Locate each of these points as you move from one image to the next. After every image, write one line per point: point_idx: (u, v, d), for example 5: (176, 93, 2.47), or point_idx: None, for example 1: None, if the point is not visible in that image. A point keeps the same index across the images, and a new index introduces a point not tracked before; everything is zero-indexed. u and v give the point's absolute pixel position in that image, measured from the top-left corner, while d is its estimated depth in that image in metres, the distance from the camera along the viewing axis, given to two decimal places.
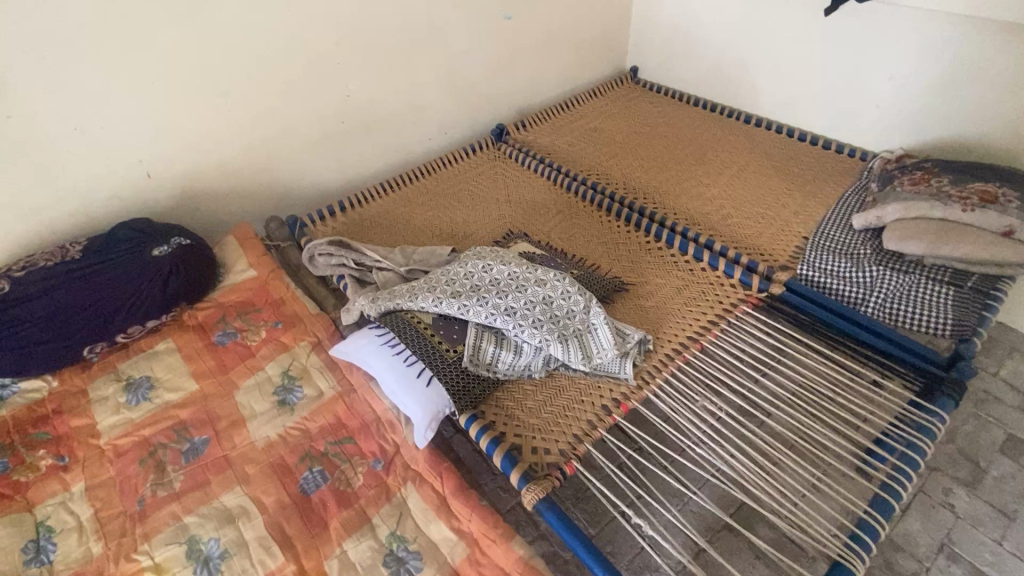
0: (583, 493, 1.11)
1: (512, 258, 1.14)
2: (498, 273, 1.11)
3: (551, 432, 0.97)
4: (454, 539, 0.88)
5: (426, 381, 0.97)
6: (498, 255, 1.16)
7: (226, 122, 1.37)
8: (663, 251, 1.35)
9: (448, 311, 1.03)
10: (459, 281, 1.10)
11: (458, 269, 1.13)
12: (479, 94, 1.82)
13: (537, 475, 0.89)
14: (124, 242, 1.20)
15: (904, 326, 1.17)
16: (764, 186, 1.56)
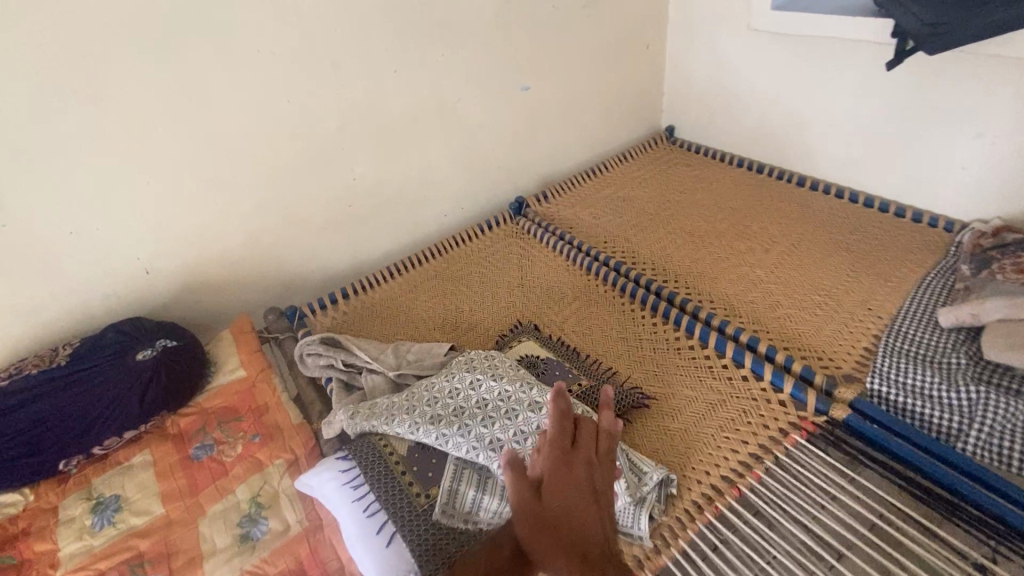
0: None
1: (504, 372, 0.97)
2: (487, 392, 0.95)
3: None
4: None
5: (387, 539, 0.82)
6: (491, 365, 1.01)
7: (227, 214, 1.34)
8: (696, 351, 1.15)
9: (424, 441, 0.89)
10: (442, 401, 0.95)
11: (443, 385, 0.98)
12: (497, 167, 1.72)
13: None
14: (110, 346, 1.16)
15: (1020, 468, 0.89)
16: (821, 266, 1.32)
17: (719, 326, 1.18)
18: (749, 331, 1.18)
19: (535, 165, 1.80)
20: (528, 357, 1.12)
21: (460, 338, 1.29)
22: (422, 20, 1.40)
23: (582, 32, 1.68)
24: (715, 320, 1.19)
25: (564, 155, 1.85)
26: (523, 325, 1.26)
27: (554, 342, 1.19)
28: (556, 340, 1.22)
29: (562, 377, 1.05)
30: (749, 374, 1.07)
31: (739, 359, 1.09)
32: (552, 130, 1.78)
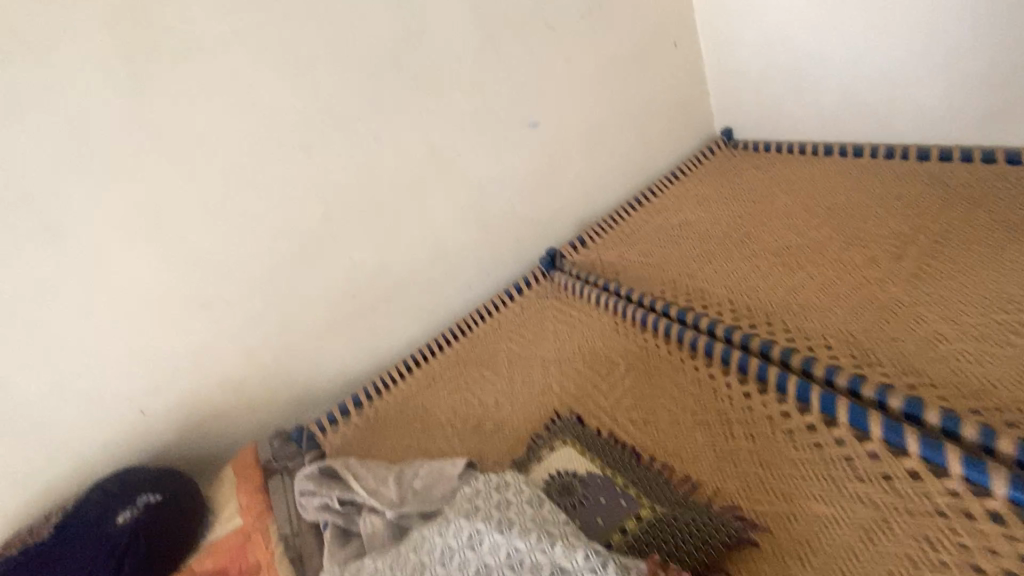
0: None
1: (515, 519, 0.68)
2: (492, 554, 0.65)
3: None
4: None
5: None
6: (501, 503, 0.71)
7: (219, 335, 1.20)
8: (821, 435, 0.75)
9: None
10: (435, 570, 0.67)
11: (436, 541, 0.69)
12: (520, 220, 1.46)
13: None
14: (91, 511, 1.00)
15: None
16: (996, 269, 0.87)
17: (850, 387, 0.77)
18: (900, 388, 0.77)
19: (565, 208, 1.52)
20: (562, 475, 0.80)
21: (484, 447, 1.00)
22: (399, 77, 1.21)
23: (593, 46, 1.42)
24: (841, 377, 0.79)
25: (599, 190, 1.56)
26: (561, 420, 0.94)
27: (602, 442, 0.86)
28: (607, 438, 0.88)
29: (609, 511, 0.73)
30: (923, 470, 0.66)
31: (898, 444, 0.69)
32: (578, 165, 1.50)
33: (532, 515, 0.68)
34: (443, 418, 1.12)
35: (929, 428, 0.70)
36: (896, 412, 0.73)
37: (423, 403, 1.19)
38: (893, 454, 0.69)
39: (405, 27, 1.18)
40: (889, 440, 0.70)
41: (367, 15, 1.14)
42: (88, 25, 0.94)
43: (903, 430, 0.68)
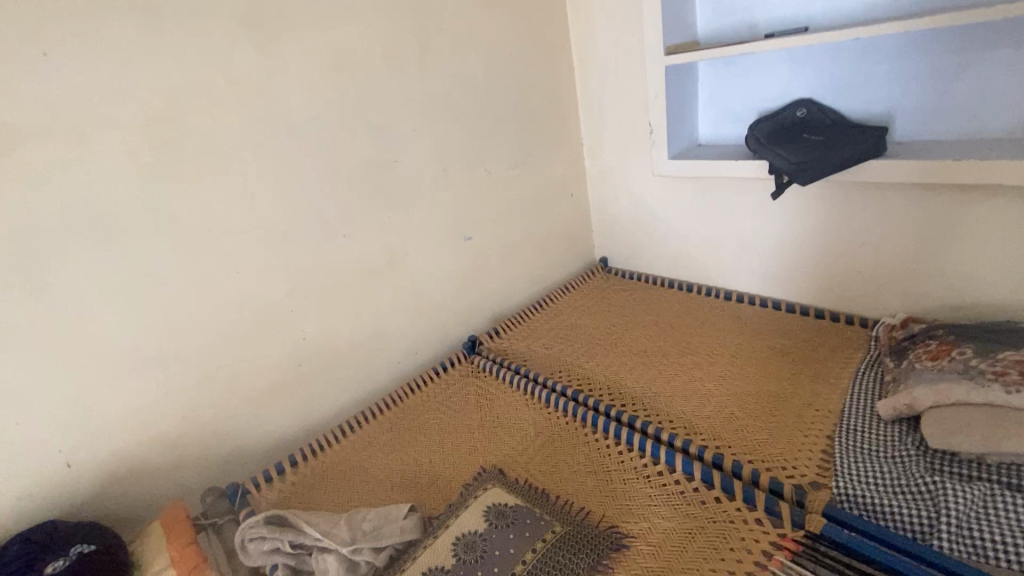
0: None
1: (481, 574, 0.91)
2: None
3: None
4: None
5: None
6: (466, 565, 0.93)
7: (166, 392, 1.26)
8: (667, 477, 1.12)
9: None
10: None
11: None
12: (447, 311, 1.77)
13: None
14: (11, 563, 0.98)
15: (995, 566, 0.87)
16: (763, 373, 1.39)
17: (684, 446, 1.18)
18: (712, 447, 1.18)
19: (483, 304, 1.87)
20: (494, 506, 1.04)
21: (421, 495, 1.21)
22: (370, 189, 1.50)
23: (516, 186, 1.87)
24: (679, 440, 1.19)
25: (509, 292, 1.95)
26: (487, 472, 1.21)
27: (521, 486, 1.14)
28: (523, 484, 1.16)
29: (533, 526, 0.99)
30: (723, 496, 1.05)
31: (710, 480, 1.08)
32: (496, 272, 1.88)
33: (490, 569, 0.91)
34: (378, 474, 1.31)
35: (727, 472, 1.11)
36: (709, 462, 1.14)
37: (359, 462, 1.36)
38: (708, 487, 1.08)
39: (382, 154, 1.50)
40: (705, 478, 1.09)
41: (355, 142, 1.44)
42: (132, 116, 1.10)
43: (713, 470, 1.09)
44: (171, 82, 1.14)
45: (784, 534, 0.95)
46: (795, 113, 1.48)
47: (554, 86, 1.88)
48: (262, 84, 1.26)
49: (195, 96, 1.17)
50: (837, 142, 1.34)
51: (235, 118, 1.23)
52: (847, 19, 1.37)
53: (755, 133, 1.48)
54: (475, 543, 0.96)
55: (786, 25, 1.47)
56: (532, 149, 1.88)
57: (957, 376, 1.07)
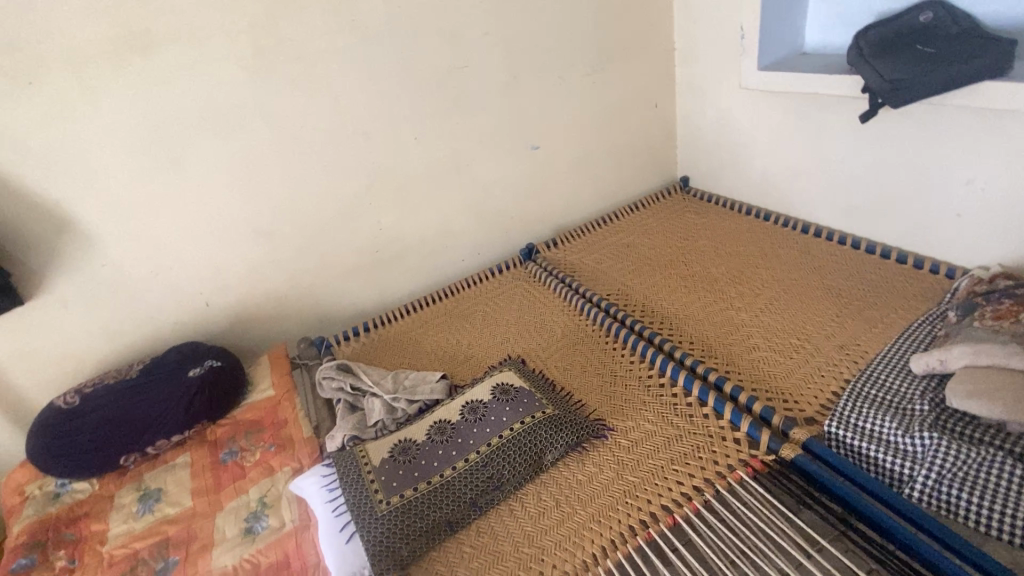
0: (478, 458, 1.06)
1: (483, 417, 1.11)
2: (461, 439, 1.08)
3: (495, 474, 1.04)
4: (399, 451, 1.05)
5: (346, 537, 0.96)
6: (477, 412, 1.14)
7: (272, 260, 1.58)
8: (669, 389, 1.20)
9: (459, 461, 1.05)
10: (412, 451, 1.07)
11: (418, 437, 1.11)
12: (512, 217, 1.88)
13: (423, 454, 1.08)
14: (169, 364, 1.40)
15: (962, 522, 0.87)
16: (807, 311, 1.34)
17: (691, 365, 1.23)
18: (720, 372, 1.22)
19: (547, 214, 1.94)
20: (501, 385, 1.21)
21: (455, 371, 1.43)
22: (441, 94, 1.60)
23: (593, 96, 1.83)
24: (688, 359, 1.25)
25: (576, 205, 1.99)
26: (510, 359, 1.38)
27: (534, 375, 1.29)
28: (538, 374, 1.32)
29: (527, 405, 1.14)
30: (711, 412, 1.10)
31: (703, 397, 1.13)
32: (563, 183, 1.92)
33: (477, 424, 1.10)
34: (426, 348, 1.55)
35: (724, 394, 1.16)
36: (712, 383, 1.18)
37: (414, 336, 1.62)
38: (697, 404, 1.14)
39: (454, 60, 1.57)
40: (699, 395, 1.15)
41: (427, 47, 1.52)
42: (239, 23, 1.30)
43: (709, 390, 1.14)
44: None
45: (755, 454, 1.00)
46: (916, 18, 1.24)
47: None
48: None
49: (288, 4, 1.33)
50: (953, 57, 1.12)
51: (322, 24, 1.38)
52: None
53: (857, 43, 1.27)
54: (478, 408, 1.15)
55: None
56: (613, 55, 1.80)
57: (1009, 339, 0.96)
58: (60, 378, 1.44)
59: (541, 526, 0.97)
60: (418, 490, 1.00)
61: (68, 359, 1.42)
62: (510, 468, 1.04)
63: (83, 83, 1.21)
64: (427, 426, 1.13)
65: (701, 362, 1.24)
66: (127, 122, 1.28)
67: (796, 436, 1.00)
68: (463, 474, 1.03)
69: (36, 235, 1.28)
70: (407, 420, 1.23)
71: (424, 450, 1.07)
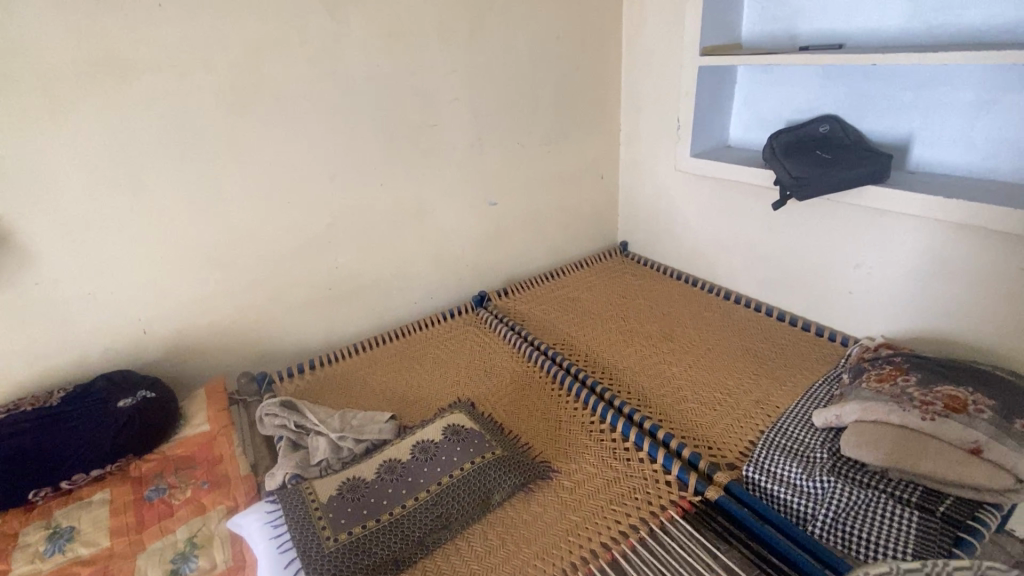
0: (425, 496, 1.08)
1: (434, 456, 1.15)
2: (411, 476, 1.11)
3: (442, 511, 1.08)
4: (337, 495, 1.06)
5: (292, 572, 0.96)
6: (427, 450, 1.17)
7: (222, 290, 1.56)
8: (608, 434, 1.29)
9: (406, 499, 1.07)
10: (361, 488, 1.08)
11: (368, 474, 1.12)
12: (466, 265, 1.97)
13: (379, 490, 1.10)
14: (97, 393, 1.32)
15: (855, 557, 1.00)
16: (728, 369, 1.50)
17: (628, 413, 1.33)
18: (654, 420, 1.33)
19: (498, 265, 2.05)
20: (452, 426, 1.25)
21: (404, 411, 1.45)
22: (410, 146, 1.70)
23: (548, 162, 2.01)
24: (626, 407, 1.35)
25: (526, 259, 2.11)
26: (460, 401, 1.42)
27: (483, 417, 1.34)
28: (487, 417, 1.37)
29: (477, 445, 1.19)
30: (646, 457, 1.20)
31: (639, 443, 1.23)
32: (516, 238, 2.05)
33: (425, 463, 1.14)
34: (375, 387, 1.56)
35: (657, 440, 1.26)
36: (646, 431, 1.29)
37: (363, 375, 1.62)
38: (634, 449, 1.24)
39: (424, 118, 1.69)
40: (635, 441, 1.24)
41: (401, 104, 1.64)
42: (222, 62, 1.36)
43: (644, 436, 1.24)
44: (255, 36, 1.38)
45: (684, 496, 1.10)
46: (815, 129, 1.51)
47: (597, 71, 1.97)
48: (328, 45, 1.47)
49: (273, 50, 1.41)
50: (843, 163, 1.37)
51: (303, 72, 1.46)
52: (881, 43, 1.40)
53: (771, 143, 1.53)
54: (429, 447, 1.18)
55: (823, 41, 1.51)
56: (567, 128, 2.00)
57: (889, 398, 1.14)
58: None
59: (487, 563, 1.00)
60: (367, 527, 1.01)
61: None
62: (458, 506, 1.08)
63: (51, 100, 1.20)
64: (377, 463, 1.15)
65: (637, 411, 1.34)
66: (90, 142, 1.27)
67: (720, 479, 1.11)
68: (412, 511, 1.05)
69: None
70: (353, 459, 1.23)
71: (374, 488, 1.08)
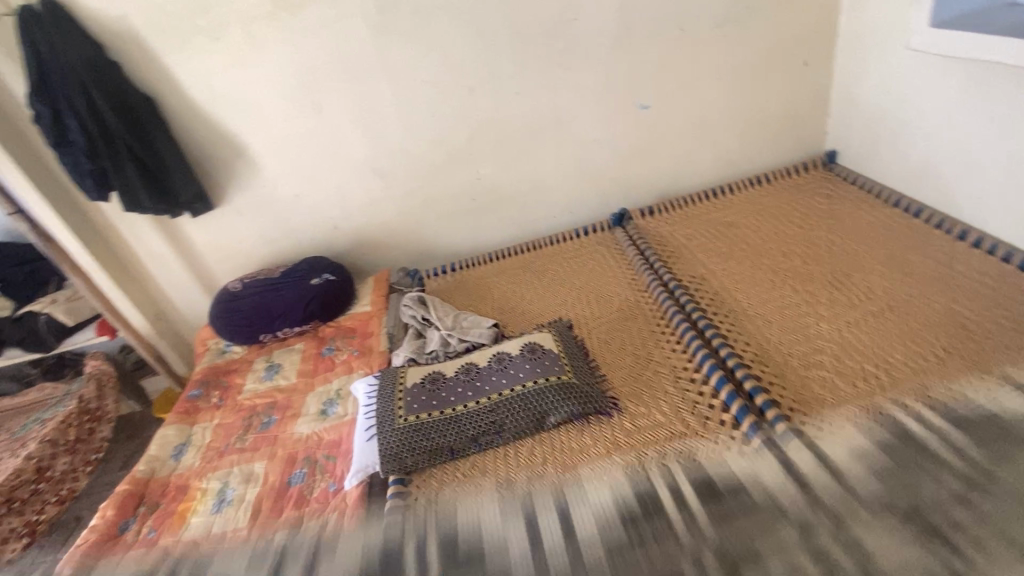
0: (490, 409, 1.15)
1: (505, 370, 1.22)
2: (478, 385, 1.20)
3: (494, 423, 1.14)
4: (419, 386, 1.23)
5: (367, 437, 1.17)
6: (501, 364, 1.24)
7: (385, 194, 1.81)
8: (692, 390, 1.14)
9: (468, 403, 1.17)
10: (435, 384, 1.23)
11: (443, 373, 1.26)
12: (611, 179, 1.84)
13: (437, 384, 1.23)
14: (300, 272, 1.76)
15: None
16: (899, 337, 1.13)
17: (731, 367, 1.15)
18: (761, 380, 1.12)
19: (652, 179, 1.85)
20: (532, 343, 1.28)
21: (510, 321, 1.52)
22: (546, 49, 1.60)
23: (721, 51, 1.65)
24: (731, 360, 1.16)
25: (689, 171, 1.85)
26: (558, 322, 1.42)
27: (572, 341, 1.33)
28: (578, 340, 1.35)
29: (547, 368, 1.20)
30: (726, 416, 1.05)
31: (725, 400, 1.08)
32: (677, 149, 1.80)
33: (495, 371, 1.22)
34: (496, 295, 1.66)
35: (753, 404, 1.07)
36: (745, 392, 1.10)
37: (489, 282, 1.73)
38: (721, 407, 1.08)
39: (561, 13, 1.55)
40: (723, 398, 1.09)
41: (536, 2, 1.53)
42: None
43: (734, 394, 1.07)
44: None
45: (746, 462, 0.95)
46: None
47: None
48: None
49: None
50: None
51: None
52: None
53: None
54: (504, 360, 1.25)
55: None
56: (751, 6, 1.59)
57: None
58: (236, 267, 1.94)
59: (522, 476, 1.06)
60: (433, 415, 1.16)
61: (242, 255, 1.91)
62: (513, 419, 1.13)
63: (252, 40, 1.53)
64: (458, 365, 1.28)
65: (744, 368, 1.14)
66: (279, 72, 1.58)
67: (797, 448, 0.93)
68: (470, 413, 1.15)
69: (217, 157, 1.70)
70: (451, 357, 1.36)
71: (449, 384, 1.22)
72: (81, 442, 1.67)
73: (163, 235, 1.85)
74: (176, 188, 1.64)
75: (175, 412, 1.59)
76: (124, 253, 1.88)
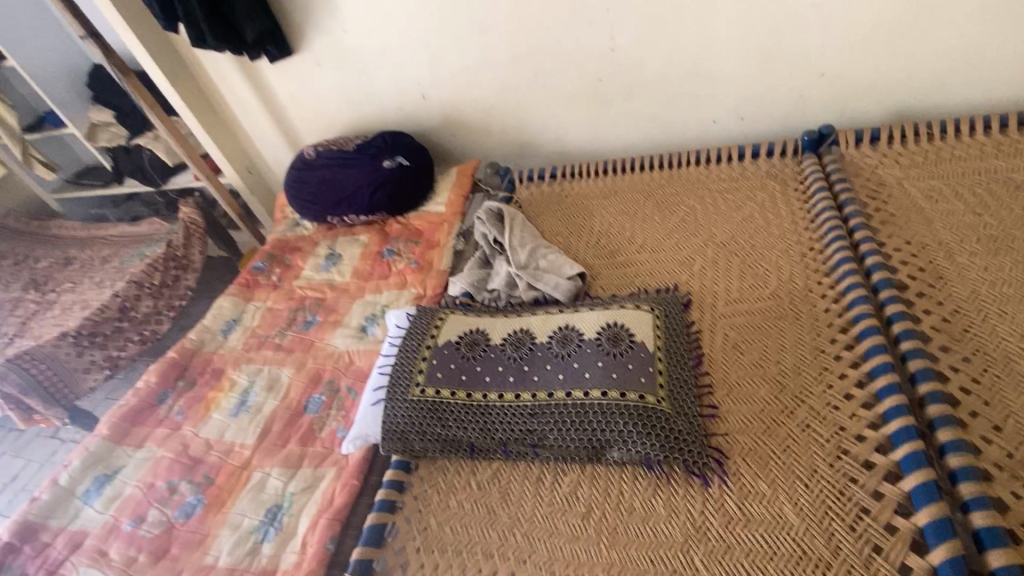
0: (530, 413, 0.81)
1: (565, 357, 0.85)
2: (524, 371, 0.85)
3: (528, 434, 0.80)
4: (451, 345, 0.92)
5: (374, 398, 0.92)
6: (563, 347, 0.86)
7: (486, 61, 1.36)
8: (854, 464, 0.70)
9: (503, 395, 0.83)
10: (469, 352, 0.90)
11: (486, 338, 0.92)
12: (821, 75, 1.18)
13: (472, 350, 0.90)
14: (373, 149, 1.47)
15: None
16: None
17: (941, 446, 0.67)
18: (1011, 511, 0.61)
19: (890, 82, 1.16)
20: (619, 326, 0.87)
21: (604, 272, 1.10)
22: None
23: None
24: (943, 434, 0.67)
25: (962, 78, 1.12)
26: (670, 295, 0.97)
27: (682, 334, 0.89)
28: (691, 333, 0.91)
29: (626, 375, 0.80)
30: (905, 532, 0.62)
31: (915, 504, 0.63)
32: (958, 32, 1.07)
33: (553, 354, 0.86)
34: (597, 225, 1.21)
35: (964, 526, 0.61)
36: (956, 498, 0.63)
37: (594, 204, 1.27)
38: (902, 513, 0.64)
39: None
40: (912, 499, 0.64)
41: None
42: None
43: (933, 500, 0.62)
44: None
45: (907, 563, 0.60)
46: None
47: None
48: None
49: None
50: None
51: None
52: None
53: None
54: (570, 341, 0.87)
55: None
56: None
57: None
58: (320, 128, 1.69)
59: (553, 525, 0.75)
60: (455, 395, 0.85)
61: (324, 116, 1.64)
62: (558, 435, 0.79)
63: None
64: (510, 328, 0.93)
65: (965, 454, 0.65)
66: None
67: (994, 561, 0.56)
68: (503, 408, 0.82)
69: None
70: (509, 311, 1.01)
71: (488, 355, 0.89)
72: (166, 287, 1.71)
73: (245, 79, 1.63)
74: (241, 24, 1.35)
75: (236, 282, 1.50)
76: (211, 94, 1.71)
